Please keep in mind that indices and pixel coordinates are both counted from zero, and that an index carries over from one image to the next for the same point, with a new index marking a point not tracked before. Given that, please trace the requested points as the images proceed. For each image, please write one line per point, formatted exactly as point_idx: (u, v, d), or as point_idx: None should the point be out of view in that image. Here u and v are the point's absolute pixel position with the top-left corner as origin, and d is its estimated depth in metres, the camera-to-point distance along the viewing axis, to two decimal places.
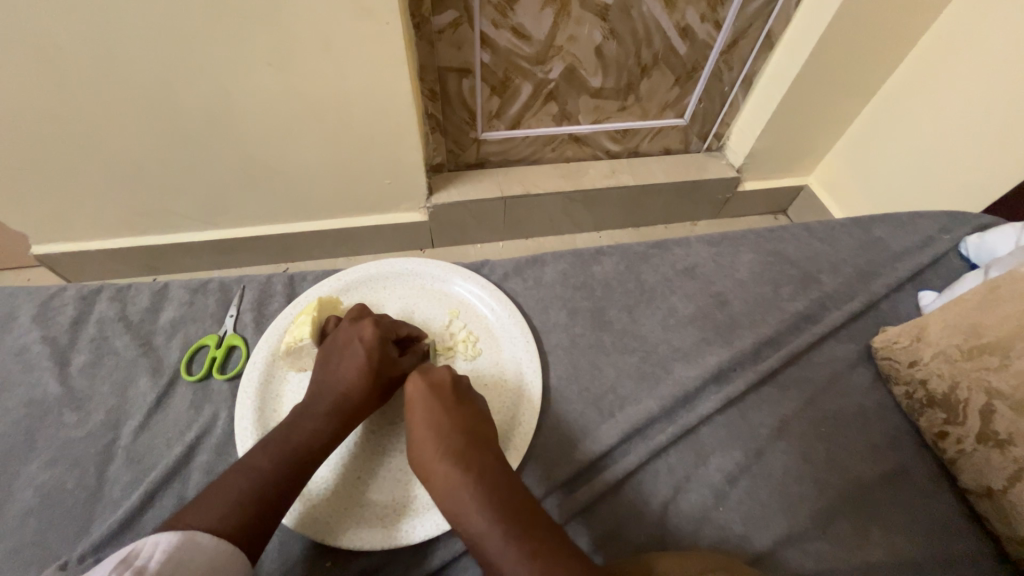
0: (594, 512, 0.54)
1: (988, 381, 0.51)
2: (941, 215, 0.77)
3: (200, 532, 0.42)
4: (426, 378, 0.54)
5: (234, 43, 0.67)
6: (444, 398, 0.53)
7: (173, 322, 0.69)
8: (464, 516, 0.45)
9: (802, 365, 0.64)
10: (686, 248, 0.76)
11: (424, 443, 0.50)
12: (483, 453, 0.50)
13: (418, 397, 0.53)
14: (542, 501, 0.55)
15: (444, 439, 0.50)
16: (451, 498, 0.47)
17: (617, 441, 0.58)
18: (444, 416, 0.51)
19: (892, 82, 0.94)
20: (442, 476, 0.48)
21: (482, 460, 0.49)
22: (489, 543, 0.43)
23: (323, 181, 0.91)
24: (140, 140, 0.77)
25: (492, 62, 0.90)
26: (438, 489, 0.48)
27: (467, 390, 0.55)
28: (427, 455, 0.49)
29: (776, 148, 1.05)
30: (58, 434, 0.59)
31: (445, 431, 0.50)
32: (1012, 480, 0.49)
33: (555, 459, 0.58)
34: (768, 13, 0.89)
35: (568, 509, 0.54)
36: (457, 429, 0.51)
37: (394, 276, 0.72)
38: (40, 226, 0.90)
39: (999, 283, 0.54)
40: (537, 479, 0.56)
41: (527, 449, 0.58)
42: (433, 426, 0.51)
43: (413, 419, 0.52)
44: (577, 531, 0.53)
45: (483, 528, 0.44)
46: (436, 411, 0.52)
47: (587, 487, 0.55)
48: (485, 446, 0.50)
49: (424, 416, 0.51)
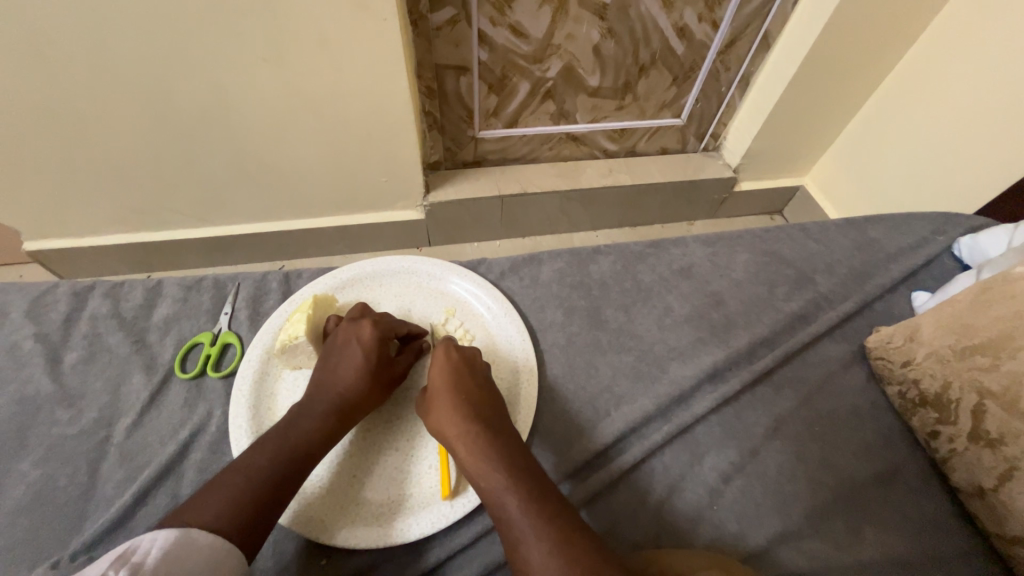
0: (604, 500, 0.55)
1: (980, 381, 0.51)
2: (935, 216, 0.77)
3: (197, 529, 0.42)
4: (458, 351, 0.56)
5: (228, 37, 0.66)
6: (472, 370, 0.55)
7: (167, 319, 0.68)
8: (485, 473, 0.46)
9: (797, 365, 0.65)
10: (683, 248, 0.76)
11: (448, 404, 0.51)
12: (505, 425, 0.51)
13: (445, 365, 0.54)
14: (558, 483, 0.56)
15: (471, 404, 0.51)
16: (473, 456, 0.48)
17: (616, 438, 0.58)
18: (472, 386, 0.53)
19: (888, 83, 0.94)
20: (465, 435, 0.49)
21: (505, 430, 0.50)
22: (508, 499, 0.44)
23: (319, 178, 0.91)
24: (134, 136, 0.77)
25: (489, 60, 0.89)
26: (461, 447, 0.49)
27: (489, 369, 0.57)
28: (451, 414, 0.50)
29: (773, 148, 1.06)
30: (49, 431, 0.58)
31: (472, 399, 0.52)
32: (1003, 479, 0.49)
33: (567, 446, 0.58)
34: (765, 13, 0.89)
35: (583, 494, 0.55)
36: (483, 400, 0.52)
37: (390, 274, 0.72)
38: (32, 222, 0.89)
39: (991, 283, 0.54)
40: (553, 463, 0.57)
41: (533, 428, 0.60)
42: (460, 392, 0.52)
43: (438, 382, 0.53)
44: (590, 516, 0.54)
45: (503, 485, 0.45)
46: (464, 379, 0.53)
47: (596, 475, 0.56)
48: (506, 420, 0.52)
49: (451, 381, 0.53)
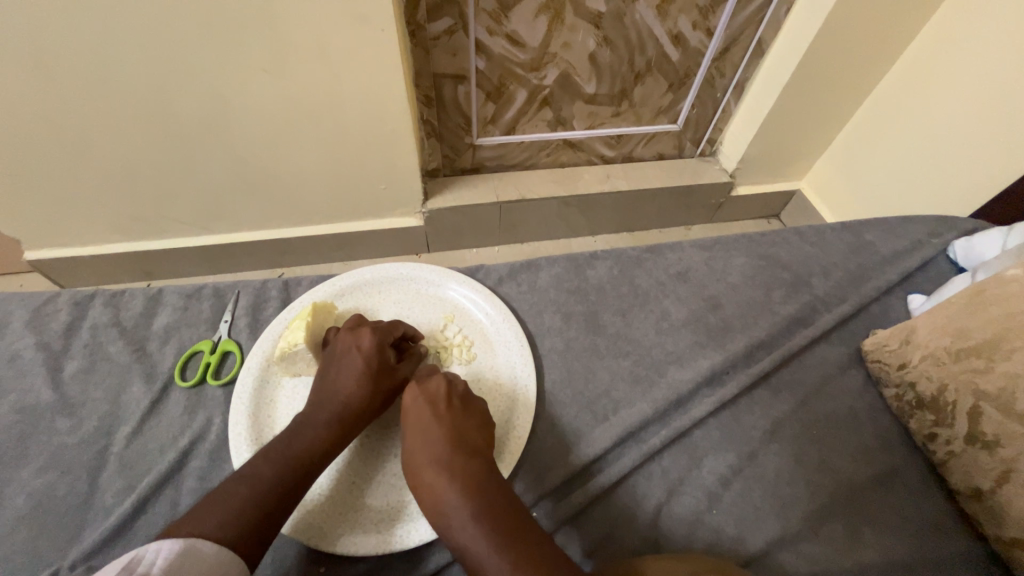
0: (583, 519, 0.54)
1: (976, 383, 0.51)
2: (930, 218, 0.78)
3: (202, 539, 0.42)
4: (421, 386, 0.55)
5: (228, 50, 0.67)
6: (435, 407, 0.53)
7: (167, 328, 0.69)
8: (449, 527, 0.46)
9: (794, 368, 0.65)
10: (679, 252, 0.77)
11: (413, 451, 0.51)
12: (469, 464, 0.50)
13: (410, 406, 0.53)
14: (531, 508, 0.55)
15: (433, 449, 0.50)
16: (436, 509, 0.47)
17: (611, 445, 0.58)
18: (434, 426, 0.52)
19: (883, 87, 0.95)
20: (429, 485, 0.49)
21: (468, 470, 0.49)
22: (472, 555, 0.44)
23: (318, 185, 0.91)
24: (136, 147, 0.78)
25: (486, 68, 0.90)
26: (425, 497, 0.49)
27: (466, 395, 0.56)
28: (416, 463, 0.50)
29: (769, 153, 1.06)
30: (49, 440, 0.58)
31: (433, 442, 0.51)
32: (1000, 480, 0.49)
33: (547, 465, 0.57)
34: (759, 20, 0.90)
35: (557, 517, 0.54)
36: (445, 438, 0.51)
37: (389, 281, 0.72)
38: (34, 232, 0.90)
39: (985, 285, 0.54)
40: (526, 485, 0.56)
41: (520, 456, 0.58)
42: (422, 436, 0.51)
43: (405, 427, 0.53)
44: (566, 539, 0.53)
45: (466, 540, 0.45)
46: (426, 420, 0.52)
47: (580, 492, 0.55)
48: (473, 456, 0.51)
49: (416, 425, 0.52)
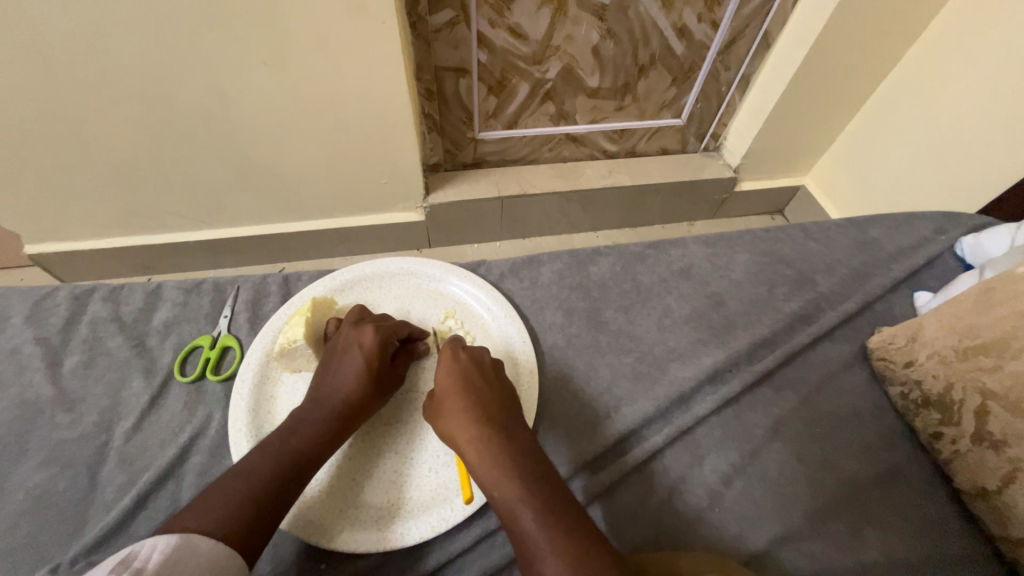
0: (613, 496, 0.55)
1: (983, 382, 0.51)
2: (937, 215, 0.77)
3: (199, 535, 0.42)
4: (466, 353, 0.56)
5: (227, 42, 0.67)
6: (485, 375, 0.54)
7: (167, 323, 0.68)
8: (498, 483, 0.46)
9: (797, 365, 0.64)
10: (682, 248, 0.76)
11: (461, 409, 0.50)
12: (517, 429, 0.50)
13: (457, 369, 0.54)
14: (568, 480, 0.56)
15: (486, 409, 0.50)
16: (486, 464, 0.47)
17: (629, 431, 0.59)
18: (486, 391, 0.52)
19: (889, 81, 0.93)
20: (478, 442, 0.48)
21: (519, 434, 0.50)
22: (523, 511, 0.43)
23: (318, 179, 0.90)
24: (134, 140, 0.77)
25: (489, 61, 0.89)
26: (473, 452, 0.48)
27: (501, 370, 0.57)
28: (465, 420, 0.50)
29: (773, 148, 1.05)
30: (49, 435, 0.58)
31: (484, 405, 0.51)
32: (1006, 480, 0.49)
33: (581, 440, 0.59)
34: (765, 13, 0.89)
35: (590, 491, 0.55)
36: (496, 403, 0.52)
37: (389, 276, 0.72)
38: (34, 226, 0.90)
39: (993, 283, 0.54)
40: (563, 459, 0.57)
41: (539, 412, 0.61)
42: (473, 396, 0.51)
43: (450, 387, 0.52)
44: (597, 513, 0.54)
45: (519, 496, 0.44)
46: (478, 385, 0.53)
47: (609, 470, 0.56)
48: (520, 424, 0.51)
49: (466, 387, 0.52)
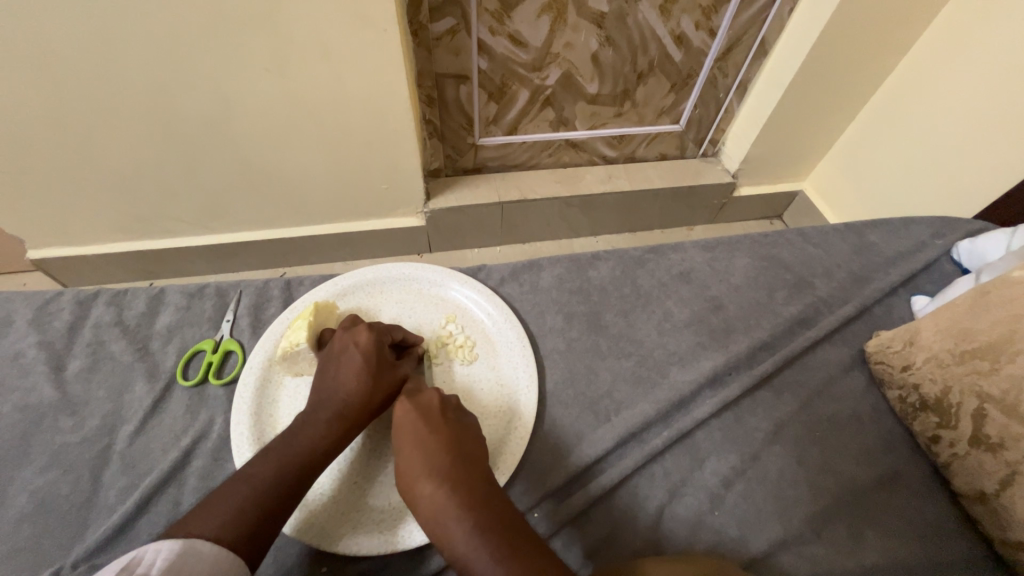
0: (583, 522, 0.54)
1: (979, 385, 0.51)
2: (934, 219, 0.78)
3: (201, 540, 0.42)
4: (414, 401, 0.54)
5: (230, 49, 0.68)
6: (431, 420, 0.52)
7: (170, 327, 0.69)
8: (449, 538, 0.44)
9: (797, 369, 0.65)
10: (682, 253, 0.77)
11: (410, 463, 0.49)
12: (470, 472, 0.49)
13: (404, 419, 0.52)
14: (526, 513, 0.54)
15: (431, 458, 0.49)
16: (435, 519, 0.46)
17: (612, 445, 0.58)
18: (431, 439, 0.50)
19: (885, 88, 0.95)
20: (428, 495, 0.47)
21: (470, 478, 0.48)
22: (472, 566, 0.42)
23: (321, 184, 0.91)
24: (139, 146, 0.78)
25: (489, 68, 0.90)
26: (424, 509, 0.47)
27: (455, 408, 0.55)
28: (415, 474, 0.48)
29: (770, 155, 1.06)
30: (52, 440, 0.58)
31: (431, 453, 0.49)
32: (1004, 483, 0.49)
33: (548, 467, 0.57)
34: (762, 21, 0.90)
35: (553, 522, 0.53)
36: (445, 448, 0.50)
37: (391, 281, 0.73)
38: (39, 232, 0.91)
39: (989, 287, 0.54)
40: (524, 491, 0.56)
41: (518, 463, 0.57)
42: (420, 446, 0.50)
43: (399, 441, 0.51)
44: (562, 545, 0.53)
45: (469, 552, 0.43)
46: (423, 432, 0.51)
47: (580, 493, 0.55)
48: (473, 466, 0.49)
49: (411, 438, 0.51)
